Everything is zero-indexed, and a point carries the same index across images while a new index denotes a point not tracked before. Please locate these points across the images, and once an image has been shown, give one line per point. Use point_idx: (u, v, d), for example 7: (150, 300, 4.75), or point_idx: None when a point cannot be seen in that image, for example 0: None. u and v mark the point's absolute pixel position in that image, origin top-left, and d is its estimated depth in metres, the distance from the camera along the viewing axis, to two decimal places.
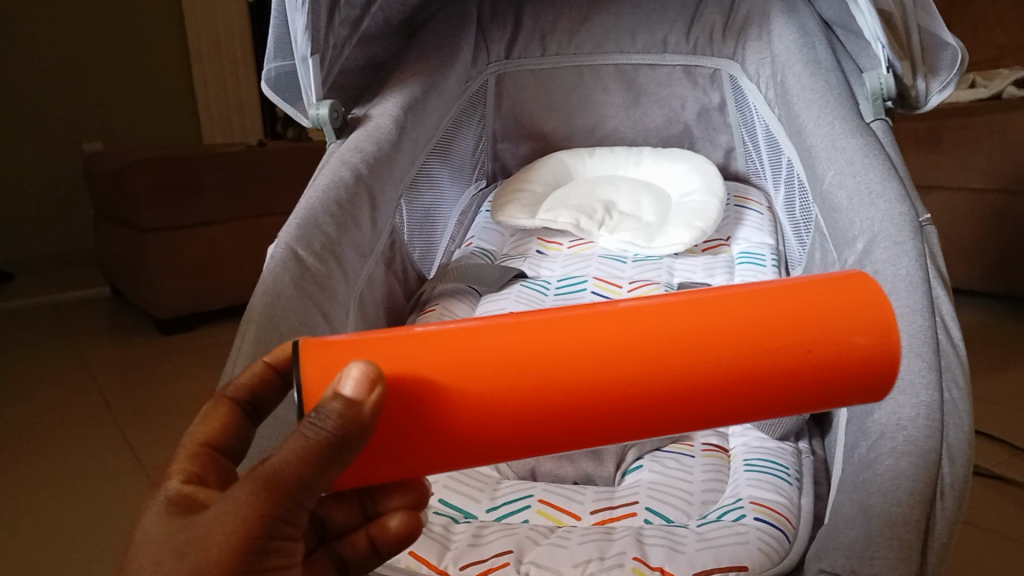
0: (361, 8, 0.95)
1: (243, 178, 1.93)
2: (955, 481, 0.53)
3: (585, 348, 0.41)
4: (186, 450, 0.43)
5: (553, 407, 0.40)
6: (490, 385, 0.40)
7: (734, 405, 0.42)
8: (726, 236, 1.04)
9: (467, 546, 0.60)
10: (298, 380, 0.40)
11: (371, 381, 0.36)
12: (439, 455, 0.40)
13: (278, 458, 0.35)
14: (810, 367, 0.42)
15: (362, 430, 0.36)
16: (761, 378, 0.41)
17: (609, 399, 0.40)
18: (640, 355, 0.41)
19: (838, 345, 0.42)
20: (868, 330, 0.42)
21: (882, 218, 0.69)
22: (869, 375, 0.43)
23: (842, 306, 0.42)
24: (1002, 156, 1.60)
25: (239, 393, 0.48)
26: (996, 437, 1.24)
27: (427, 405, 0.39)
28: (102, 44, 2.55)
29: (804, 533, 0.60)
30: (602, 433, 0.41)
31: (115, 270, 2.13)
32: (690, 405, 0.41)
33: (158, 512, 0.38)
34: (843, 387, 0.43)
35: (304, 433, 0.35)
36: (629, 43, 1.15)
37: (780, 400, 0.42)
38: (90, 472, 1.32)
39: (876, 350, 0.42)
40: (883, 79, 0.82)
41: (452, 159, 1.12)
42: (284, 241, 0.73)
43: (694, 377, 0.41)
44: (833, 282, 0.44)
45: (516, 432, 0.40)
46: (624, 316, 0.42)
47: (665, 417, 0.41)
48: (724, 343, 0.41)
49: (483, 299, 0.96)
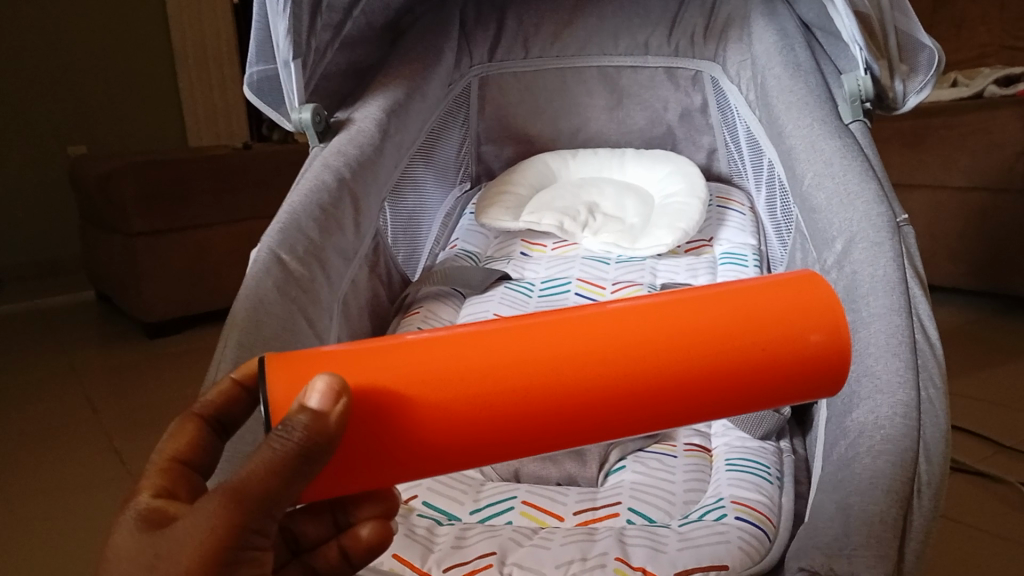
0: (343, 12, 0.95)
1: (230, 182, 1.93)
2: (932, 478, 0.54)
3: (549, 354, 0.42)
4: (156, 466, 0.43)
5: (518, 414, 0.41)
6: (457, 392, 0.41)
7: (695, 404, 0.43)
8: (709, 236, 1.05)
9: (451, 548, 0.60)
10: (265, 397, 0.41)
11: (336, 393, 0.38)
12: (410, 463, 0.41)
13: (245, 471, 0.36)
14: (765, 366, 0.43)
15: (328, 441, 0.37)
16: (720, 378, 0.43)
17: (576, 403, 0.42)
18: (602, 360, 0.42)
19: (792, 343, 0.43)
20: (821, 328, 0.44)
21: (860, 218, 0.70)
22: (824, 372, 0.44)
23: (794, 306, 0.44)
24: (984, 155, 1.62)
25: (206, 409, 0.48)
26: (982, 434, 1.26)
27: (395, 415, 0.40)
28: (85, 47, 2.53)
29: (785, 531, 0.61)
30: (569, 436, 0.42)
31: (101, 274, 2.12)
32: (653, 407, 0.42)
33: (129, 525, 0.38)
34: (800, 383, 0.44)
35: (271, 446, 0.36)
36: (611, 46, 1.16)
37: (739, 398, 0.44)
38: (77, 478, 1.31)
39: (830, 346, 0.44)
40: (861, 82, 0.83)
41: (436, 162, 1.12)
42: (267, 246, 0.73)
43: (655, 380, 0.42)
44: (783, 283, 0.45)
45: (484, 438, 0.41)
46: (585, 323, 0.43)
47: (631, 419, 0.43)
48: (682, 346, 0.43)
49: (467, 301, 0.97)
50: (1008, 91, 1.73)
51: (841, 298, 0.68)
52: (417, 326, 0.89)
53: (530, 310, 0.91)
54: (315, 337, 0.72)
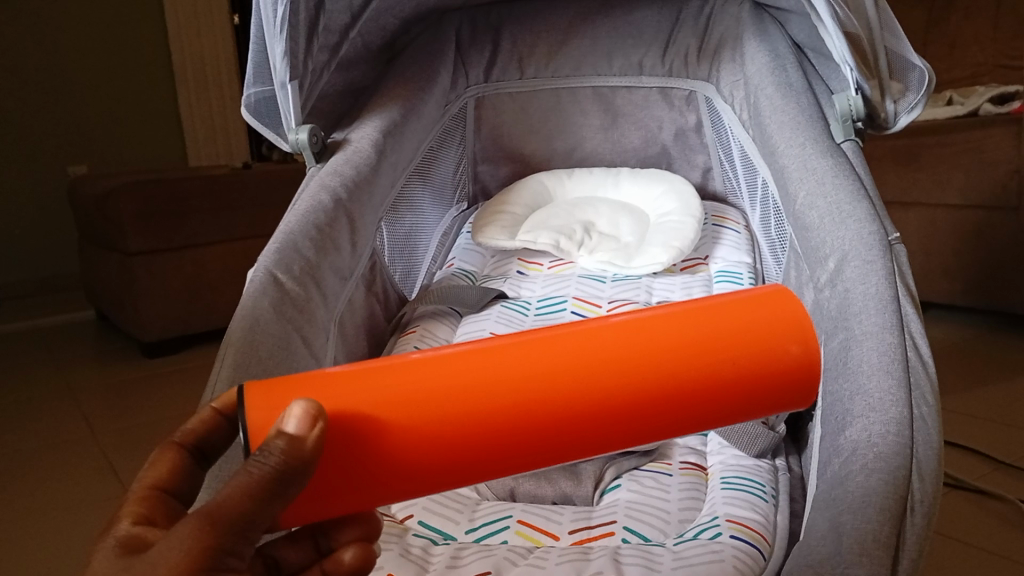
0: (340, 34, 0.96)
1: (230, 202, 1.94)
2: (925, 496, 0.54)
3: (531, 372, 0.43)
4: (136, 494, 0.44)
5: (504, 432, 0.42)
6: (442, 412, 0.41)
7: (677, 416, 0.44)
8: (704, 254, 1.05)
9: (445, 568, 0.60)
10: (243, 424, 0.41)
11: (313, 417, 0.39)
12: (396, 485, 0.42)
13: (222, 495, 0.36)
14: (742, 380, 0.44)
15: (304, 464, 0.38)
16: (702, 393, 0.44)
17: (562, 419, 0.42)
18: (585, 377, 0.43)
19: (769, 357, 0.44)
20: (794, 341, 0.45)
21: (853, 237, 0.71)
22: (800, 383, 0.45)
23: (767, 321, 0.45)
24: (977, 173, 1.63)
25: (186, 439, 0.48)
26: (980, 451, 1.25)
27: (374, 438, 0.41)
28: (86, 68, 2.55)
29: (779, 551, 0.61)
30: (554, 452, 0.43)
31: (100, 293, 2.12)
32: (636, 421, 0.43)
33: (106, 552, 0.38)
34: (778, 394, 0.45)
35: (248, 470, 0.36)
36: (606, 66, 1.17)
37: (719, 411, 0.45)
38: (71, 499, 1.31)
39: (804, 358, 0.45)
40: (852, 101, 0.84)
41: (432, 182, 1.12)
42: (263, 266, 0.74)
43: (639, 395, 0.43)
44: (756, 298, 0.46)
45: (468, 456, 0.42)
46: (564, 340, 0.44)
47: (614, 433, 0.43)
48: (664, 363, 0.43)
49: (463, 320, 0.97)
50: (1002, 109, 1.74)
51: (835, 315, 0.68)
52: (413, 346, 0.89)
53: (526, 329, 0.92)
54: (311, 357, 0.72)
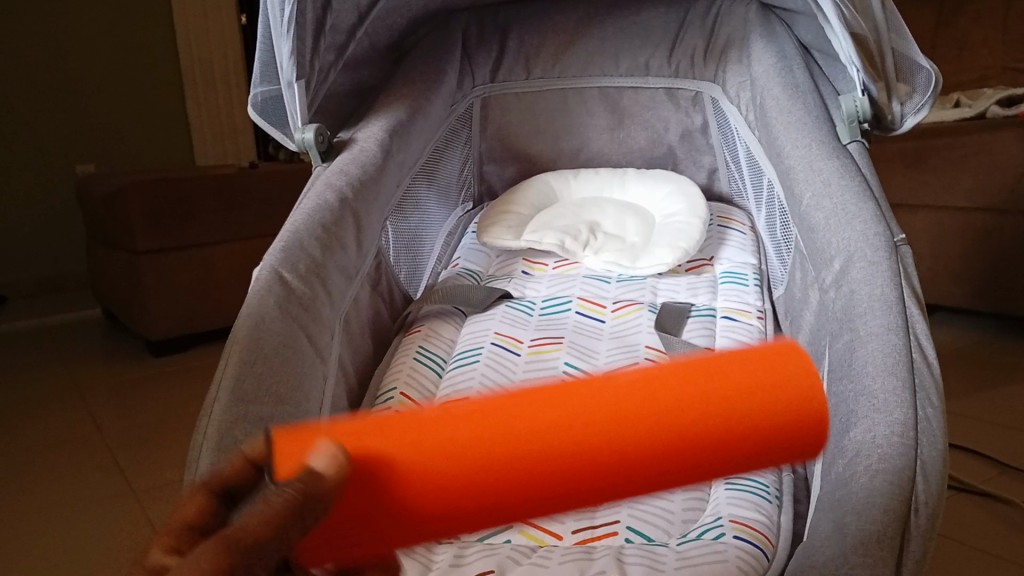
0: (346, 33, 0.96)
1: (236, 201, 1.94)
2: (929, 498, 0.54)
3: (517, 427, 0.37)
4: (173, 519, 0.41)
5: (487, 487, 0.37)
6: (418, 470, 0.37)
7: (681, 468, 0.38)
8: (709, 255, 1.05)
9: (449, 566, 0.60)
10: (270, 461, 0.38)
11: (337, 454, 0.35)
12: (389, 539, 0.38)
13: (243, 521, 0.33)
14: (748, 432, 0.38)
15: (329, 499, 0.34)
16: (705, 445, 0.38)
17: (550, 474, 0.37)
18: (601, 421, 0.37)
19: (780, 408, 0.38)
20: (804, 391, 0.39)
21: (859, 238, 0.70)
22: (816, 432, 0.39)
23: (778, 372, 0.39)
24: (986, 175, 1.62)
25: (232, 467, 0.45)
26: (986, 454, 1.25)
27: (354, 494, 0.37)
28: (93, 68, 2.56)
29: (782, 552, 0.62)
30: (554, 509, 0.38)
31: (107, 292, 2.13)
32: (638, 474, 0.37)
33: None
34: (790, 446, 0.39)
35: (270, 496, 0.33)
36: (612, 67, 1.17)
37: (729, 464, 0.38)
38: (78, 496, 1.32)
39: (814, 409, 0.39)
40: (859, 103, 0.83)
41: (438, 181, 1.13)
42: (269, 265, 0.75)
43: (635, 447, 0.37)
44: (770, 349, 0.40)
45: (455, 511, 0.37)
46: (555, 392, 0.38)
47: (614, 488, 0.38)
48: (686, 411, 0.38)
49: (469, 319, 0.97)
50: (1010, 112, 1.73)
51: (840, 316, 0.69)
52: (417, 345, 0.89)
53: (531, 329, 0.92)
54: (316, 356, 0.74)
